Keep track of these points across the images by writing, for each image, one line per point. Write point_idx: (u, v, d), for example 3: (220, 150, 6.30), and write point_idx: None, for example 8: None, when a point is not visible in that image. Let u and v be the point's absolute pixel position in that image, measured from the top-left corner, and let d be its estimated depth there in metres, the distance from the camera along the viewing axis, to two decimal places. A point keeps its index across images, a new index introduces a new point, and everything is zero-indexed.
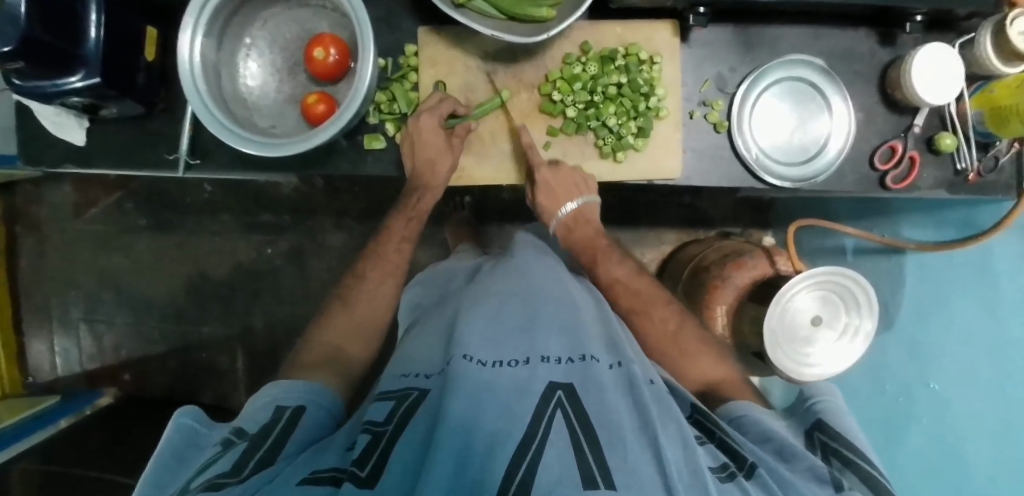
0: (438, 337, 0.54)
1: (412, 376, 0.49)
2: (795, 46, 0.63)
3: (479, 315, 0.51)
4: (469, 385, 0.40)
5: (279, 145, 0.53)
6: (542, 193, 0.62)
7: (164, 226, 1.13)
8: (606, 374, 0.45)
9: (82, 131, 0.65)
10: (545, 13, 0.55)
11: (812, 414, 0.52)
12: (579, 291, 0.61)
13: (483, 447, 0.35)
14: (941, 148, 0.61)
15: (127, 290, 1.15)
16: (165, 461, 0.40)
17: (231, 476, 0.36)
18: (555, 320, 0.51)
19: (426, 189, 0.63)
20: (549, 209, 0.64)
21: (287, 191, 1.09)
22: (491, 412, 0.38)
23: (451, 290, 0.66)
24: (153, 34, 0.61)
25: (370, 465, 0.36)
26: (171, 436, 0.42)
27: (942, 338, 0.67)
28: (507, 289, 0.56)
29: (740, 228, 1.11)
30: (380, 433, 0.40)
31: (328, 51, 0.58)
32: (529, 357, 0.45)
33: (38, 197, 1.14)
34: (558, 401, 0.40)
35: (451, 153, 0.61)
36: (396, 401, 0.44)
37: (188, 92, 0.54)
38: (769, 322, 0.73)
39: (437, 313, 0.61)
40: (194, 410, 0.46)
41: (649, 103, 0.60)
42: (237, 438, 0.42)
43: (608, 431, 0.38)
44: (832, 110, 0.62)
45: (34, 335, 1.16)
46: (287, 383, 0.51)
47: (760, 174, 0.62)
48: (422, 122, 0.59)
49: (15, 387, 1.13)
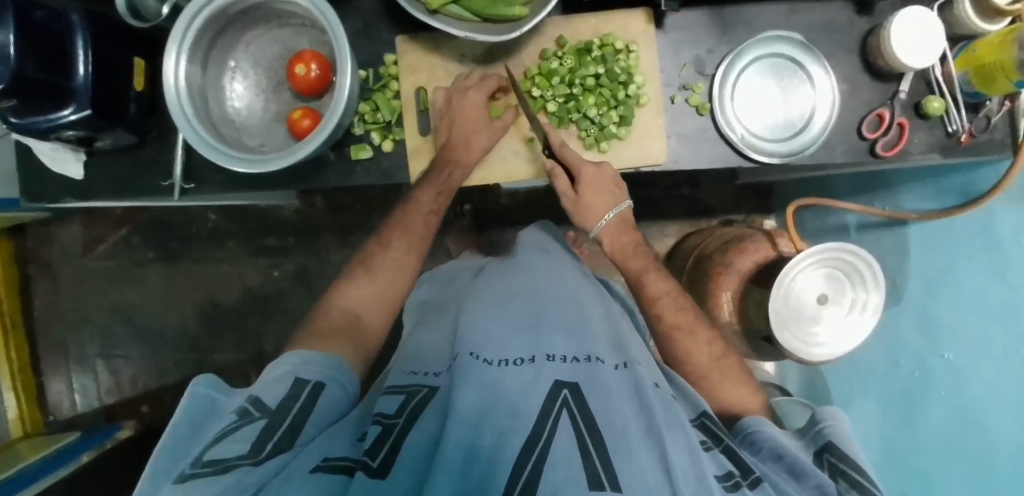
0: (445, 338, 0.53)
1: (420, 374, 0.48)
2: (771, 23, 0.63)
3: (486, 312, 0.51)
4: (476, 384, 0.40)
5: (267, 160, 0.55)
6: (585, 190, 0.61)
7: (172, 256, 1.15)
8: (613, 374, 0.44)
9: (79, 164, 0.67)
10: (517, 11, 0.55)
11: (820, 436, 0.49)
12: (583, 288, 0.60)
13: (488, 454, 0.34)
14: (930, 112, 0.60)
15: (140, 322, 1.16)
16: (180, 431, 0.41)
17: (247, 458, 0.37)
18: (561, 319, 0.50)
19: (456, 164, 0.61)
20: (596, 211, 0.62)
21: (288, 212, 1.11)
22: (495, 413, 0.37)
23: (458, 288, 0.66)
24: (141, 65, 0.62)
25: (381, 456, 0.36)
26: (190, 403, 0.44)
27: (960, 304, 0.64)
28: (513, 287, 0.56)
29: (743, 214, 1.09)
30: (391, 425, 0.39)
31: (309, 67, 0.60)
32: (535, 355, 0.45)
33: (49, 238, 1.16)
34: (564, 400, 0.39)
35: (487, 133, 0.61)
36: (407, 395, 0.44)
37: (177, 118, 0.55)
38: (773, 305, 0.72)
39: (442, 313, 0.61)
40: (208, 377, 0.47)
41: (628, 91, 0.60)
42: (256, 411, 0.43)
43: (614, 433, 0.37)
44: (815, 83, 0.62)
45: (52, 374, 1.18)
46: (305, 354, 0.51)
47: (746, 152, 0.61)
48: (469, 98, 0.61)
49: (36, 426, 1.14)
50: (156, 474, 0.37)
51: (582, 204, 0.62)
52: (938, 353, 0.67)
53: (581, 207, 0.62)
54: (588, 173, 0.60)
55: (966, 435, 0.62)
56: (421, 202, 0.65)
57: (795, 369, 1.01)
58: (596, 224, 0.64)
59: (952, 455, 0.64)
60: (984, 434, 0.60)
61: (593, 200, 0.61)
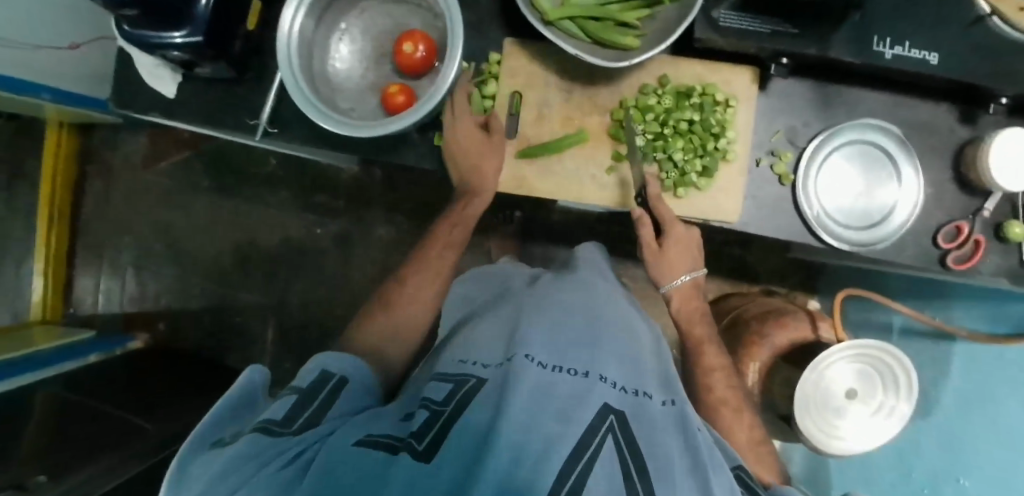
0: (499, 331, 0.52)
1: (469, 363, 0.48)
2: (873, 112, 0.63)
3: (542, 320, 0.49)
4: (529, 385, 0.39)
5: (359, 127, 0.56)
6: (673, 247, 0.61)
7: (223, 188, 1.17)
8: (659, 411, 0.44)
9: (173, 84, 0.69)
10: (629, 41, 0.56)
11: None
12: (636, 319, 0.59)
13: (536, 449, 0.33)
14: (1009, 237, 0.60)
15: (177, 243, 1.19)
16: (225, 407, 0.43)
17: (283, 426, 0.38)
18: (617, 349, 0.48)
19: (472, 193, 0.64)
20: (671, 270, 0.62)
21: (345, 176, 1.13)
22: (546, 417, 0.36)
23: (511, 290, 0.65)
24: (257, 6, 0.65)
25: (427, 440, 0.35)
26: (241, 383, 0.45)
27: (1003, 429, 0.63)
28: (571, 300, 0.54)
29: (785, 289, 1.08)
30: (439, 412, 0.39)
31: (416, 47, 0.61)
32: (588, 371, 0.43)
33: (114, 142, 1.20)
34: (610, 425, 0.38)
35: (494, 154, 0.62)
36: (455, 384, 0.44)
37: (282, 64, 0.57)
38: (803, 384, 0.70)
39: (497, 309, 0.59)
40: (260, 368, 0.49)
41: (718, 144, 0.60)
42: (289, 391, 0.44)
43: (659, 465, 0.37)
44: (902, 180, 0.62)
45: (83, 270, 1.21)
46: (334, 354, 0.51)
47: (818, 232, 0.61)
48: (463, 123, 0.61)
49: (56, 316, 1.18)
50: (199, 439, 0.38)
51: (660, 260, 0.61)
52: (953, 475, 0.68)
53: (658, 263, 0.62)
54: (676, 232, 0.60)
55: None
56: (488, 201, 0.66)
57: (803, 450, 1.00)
58: (671, 281, 0.62)
59: None
60: None
61: (673, 258, 0.61)
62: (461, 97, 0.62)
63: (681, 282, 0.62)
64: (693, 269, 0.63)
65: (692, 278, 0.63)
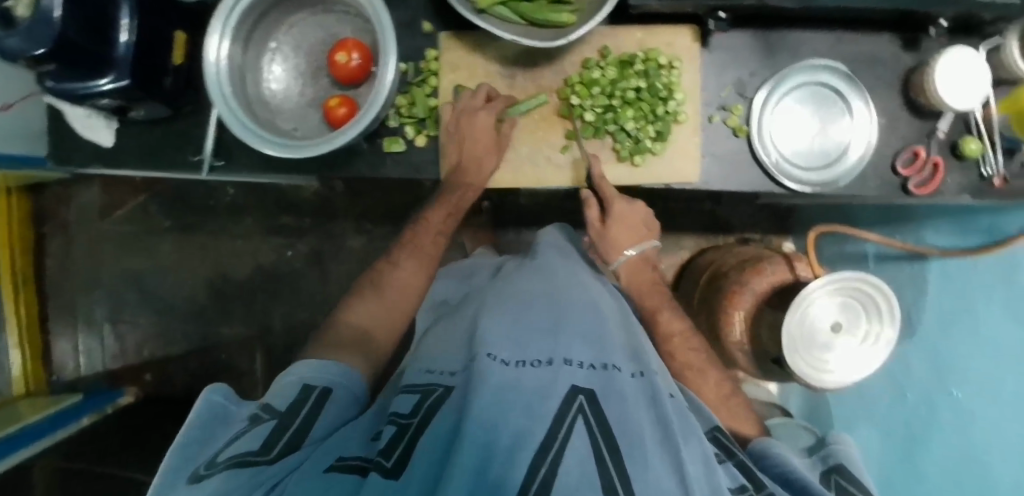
0: (462, 336, 0.53)
1: (435, 373, 0.49)
2: (816, 52, 0.63)
3: (503, 316, 0.50)
4: (493, 384, 0.39)
5: (299, 147, 0.54)
6: (614, 226, 0.64)
7: (187, 227, 1.15)
8: (629, 384, 0.44)
9: (110, 131, 0.67)
10: (566, 18, 0.55)
11: (829, 457, 0.51)
12: (602, 295, 0.60)
13: (506, 443, 0.34)
14: (966, 153, 0.60)
15: (149, 290, 1.17)
16: (194, 432, 0.43)
17: (262, 455, 0.38)
18: (579, 326, 0.50)
19: (469, 188, 0.62)
20: (617, 245, 0.65)
21: (306, 194, 1.11)
22: (513, 412, 0.37)
23: (476, 287, 0.67)
24: (182, 38, 0.62)
25: (395, 456, 0.36)
26: (201, 408, 0.45)
27: (983, 334, 0.62)
28: (531, 292, 0.55)
29: (760, 234, 1.09)
30: (406, 425, 0.40)
31: (350, 56, 0.59)
32: (552, 359, 0.44)
33: (66, 199, 1.16)
34: (580, 406, 0.38)
35: (496, 153, 0.62)
36: (422, 395, 0.45)
37: (214, 95, 0.55)
38: (788, 326, 0.69)
39: (459, 311, 0.61)
40: (223, 387, 0.49)
41: (667, 108, 0.60)
42: (266, 415, 0.44)
43: (630, 441, 0.37)
44: (854, 115, 0.62)
45: (59, 334, 1.18)
46: (314, 362, 0.52)
47: (779, 179, 0.61)
48: (478, 119, 0.60)
49: (40, 384, 1.15)
50: (172, 473, 0.38)
51: (605, 234, 0.65)
52: (948, 391, 0.66)
53: (603, 239, 0.65)
54: (619, 209, 0.63)
55: (970, 466, 0.62)
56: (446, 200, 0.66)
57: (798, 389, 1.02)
58: (617, 257, 0.65)
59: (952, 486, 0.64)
60: (982, 465, 0.60)
61: (616, 233, 0.65)
62: (503, 102, 0.61)
63: (628, 255, 0.64)
64: (641, 242, 0.65)
65: (642, 250, 0.65)
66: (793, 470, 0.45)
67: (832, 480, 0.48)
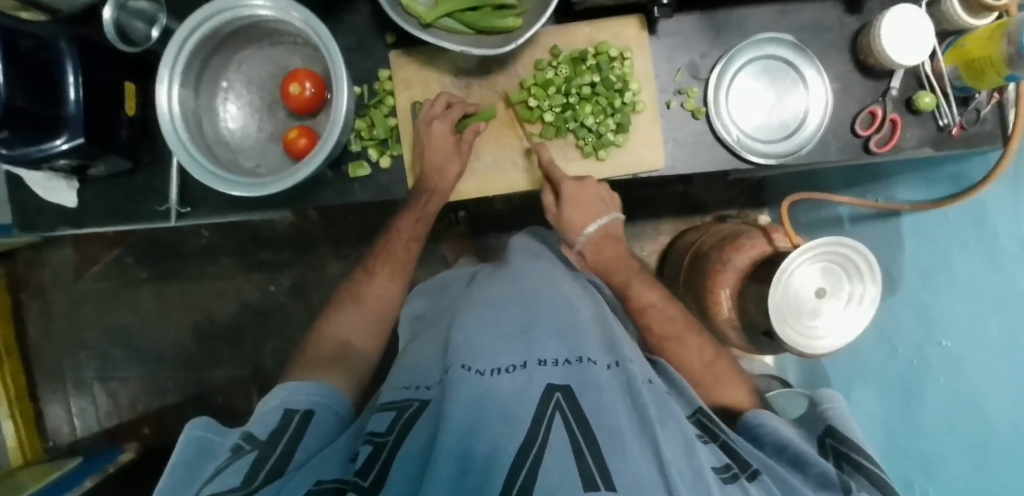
0: (439, 348, 0.54)
1: (413, 388, 0.50)
2: (762, 25, 0.64)
3: (475, 323, 0.52)
4: (467, 392, 0.40)
5: (251, 185, 0.54)
6: (570, 207, 0.64)
7: (165, 275, 1.14)
8: (605, 375, 0.45)
9: (71, 192, 0.66)
10: (511, 22, 0.55)
11: (822, 420, 0.52)
12: (575, 293, 0.61)
13: (483, 456, 0.35)
14: (920, 108, 0.62)
15: (137, 343, 1.15)
16: (177, 476, 0.42)
17: (241, 489, 0.37)
18: (553, 324, 0.51)
19: (434, 192, 0.62)
20: (575, 226, 0.67)
21: (282, 226, 1.10)
22: (490, 420, 0.38)
23: (452, 298, 0.68)
24: (131, 88, 0.62)
25: (372, 476, 0.38)
26: (182, 450, 0.45)
27: (964, 284, 0.61)
28: (503, 297, 0.56)
29: (736, 209, 1.10)
30: (382, 443, 0.41)
31: (303, 86, 0.59)
32: (526, 361, 0.45)
33: (40, 262, 1.15)
34: (557, 403, 0.40)
35: (458, 158, 0.61)
36: (397, 411, 0.45)
37: (171, 141, 0.55)
38: (773, 297, 0.69)
39: (436, 325, 0.62)
40: (205, 420, 0.48)
41: (625, 99, 0.61)
42: (248, 445, 0.43)
43: (608, 432, 0.37)
44: (808, 84, 0.63)
45: (49, 399, 1.16)
46: (295, 384, 0.52)
47: (743, 154, 0.62)
48: (435, 128, 0.60)
49: (36, 452, 1.13)
50: None
51: (563, 219, 0.66)
52: (936, 341, 0.66)
53: (562, 224, 0.67)
54: (569, 190, 0.62)
55: (964, 416, 0.62)
56: (409, 222, 0.66)
57: (793, 359, 1.03)
58: (577, 237, 0.68)
59: (951, 435, 0.63)
60: (979, 413, 0.60)
61: (572, 217, 0.65)
62: (461, 108, 0.61)
63: (587, 233, 0.67)
64: (600, 218, 0.66)
65: (601, 225, 0.67)
66: (784, 439, 0.46)
67: (827, 444, 0.50)
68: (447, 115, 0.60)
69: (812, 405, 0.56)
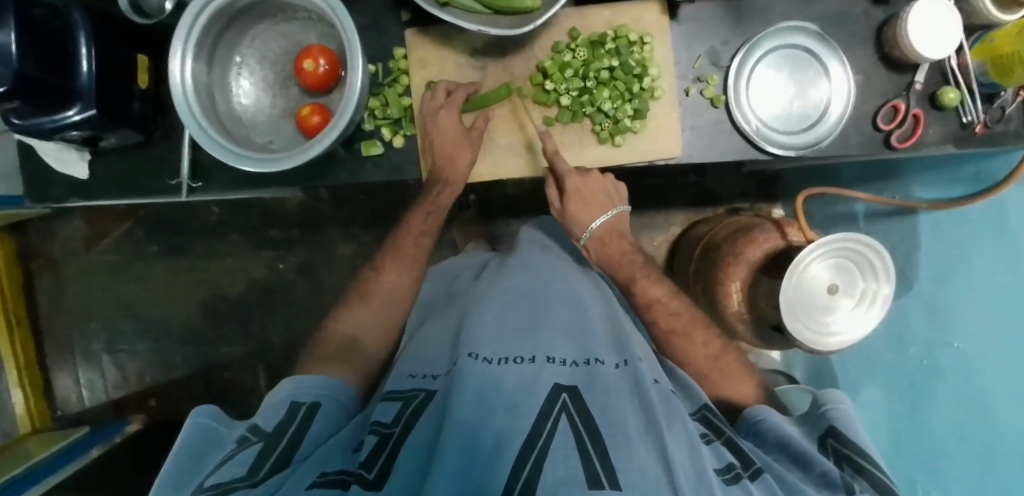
0: (448, 340, 0.55)
1: (421, 377, 0.50)
2: (786, 13, 0.62)
3: (484, 315, 0.51)
4: (475, 383, 0.40)
5: (260, 160, 0.54)
6: (573, 203, 0.63)
7: (175, 250, 1.14)
8: (613, 375, 0.45)
9: (83, 164, 0.66)
10: (529, 3, 0.54)
11: (823, 420, 0.50)
12: (585, 290, 0.61)
13: (488, 447, 0.34)
14: (946, 103, 0.60)
15: (145, 317, 1.16)
16: (182, 460, 0.42)
17: (246, 480, 0.38)
18: (561, 322, 0.51)
19: (446, 183, 0.62)
20: (581, 221, 0.64)
21: (291, 206, 1.10)
22: (496, 411, 0.38)
23: (461, 289, 0.67)
24: (144, 62, 0.62)
25: (377, 467, 0.37)
26: (186, 437, 0.45)
27: (980, 290, 0.61)
28: (512, 290, 0.56)
29: (749, 203, 1.09)
30: (388, 434, 0.41)
31: (317, 63, 0.59)
32: (535, 356, 0.45)
33: (51, 234, 1.16)
34: (563, 403, 0.39)
35: (470, 147, 0.61)
36: (404, 402, 0.45)
37: (183, 115, 0.54)
38: (784, 291, 0.68)
39: (445, 314, 0.63)
40: (209, 407, 0.48)
41: (643, 84, 0.60)
42: (254, 437, 0.44)
43: (613, 432, 0.37)
44: (830, 75, 0.61)
45: (58, 369, 1.18)
46: (300, 378, 0.53)
47: (761, 144, 0.61)
48: (441, 118, 0.60)
49: (44, 421, 1.14)
50: None
51: (567, 212, 0.64)
52: (947, 344, 0.65)
53: (566, 218, 0.65)
54: (573, 182, 0.61)
55: (973, 424, 0.61)
56: (421, 215, 0.66)
57: (800, 355, 1.03)
58: (583, 234, 0.65)
59: (957, 438, 0.63)
60: (988, 422, 0.59)
61: (577, 211, 0.63)
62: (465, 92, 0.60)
63: (593, 228, 0.64)
64: (608, 211, 0.64)
65: (608, 219, 0.64)
66: (788, 437, 0.46)
67: (828, 444, 0.48)
68: (455, 99, 0.60)
69: (813, 404, 0.53)
